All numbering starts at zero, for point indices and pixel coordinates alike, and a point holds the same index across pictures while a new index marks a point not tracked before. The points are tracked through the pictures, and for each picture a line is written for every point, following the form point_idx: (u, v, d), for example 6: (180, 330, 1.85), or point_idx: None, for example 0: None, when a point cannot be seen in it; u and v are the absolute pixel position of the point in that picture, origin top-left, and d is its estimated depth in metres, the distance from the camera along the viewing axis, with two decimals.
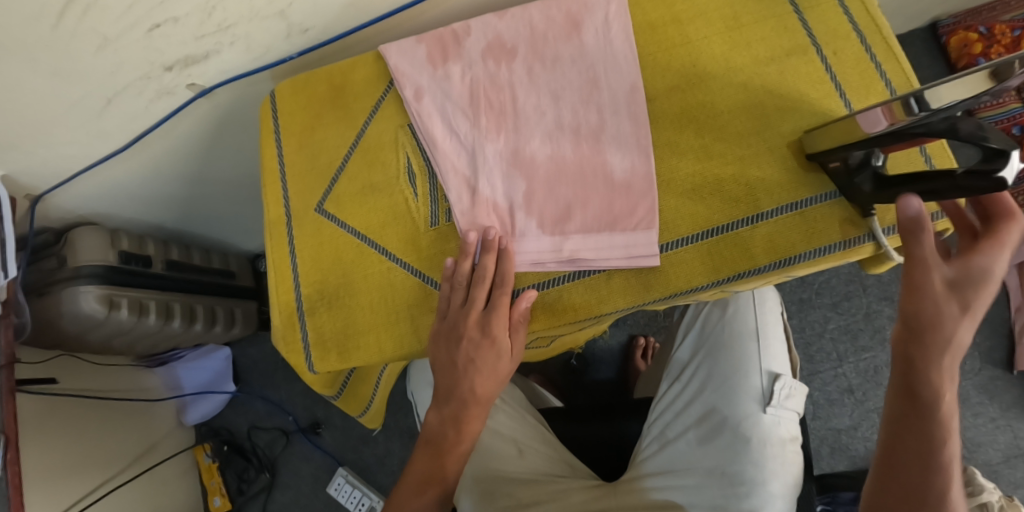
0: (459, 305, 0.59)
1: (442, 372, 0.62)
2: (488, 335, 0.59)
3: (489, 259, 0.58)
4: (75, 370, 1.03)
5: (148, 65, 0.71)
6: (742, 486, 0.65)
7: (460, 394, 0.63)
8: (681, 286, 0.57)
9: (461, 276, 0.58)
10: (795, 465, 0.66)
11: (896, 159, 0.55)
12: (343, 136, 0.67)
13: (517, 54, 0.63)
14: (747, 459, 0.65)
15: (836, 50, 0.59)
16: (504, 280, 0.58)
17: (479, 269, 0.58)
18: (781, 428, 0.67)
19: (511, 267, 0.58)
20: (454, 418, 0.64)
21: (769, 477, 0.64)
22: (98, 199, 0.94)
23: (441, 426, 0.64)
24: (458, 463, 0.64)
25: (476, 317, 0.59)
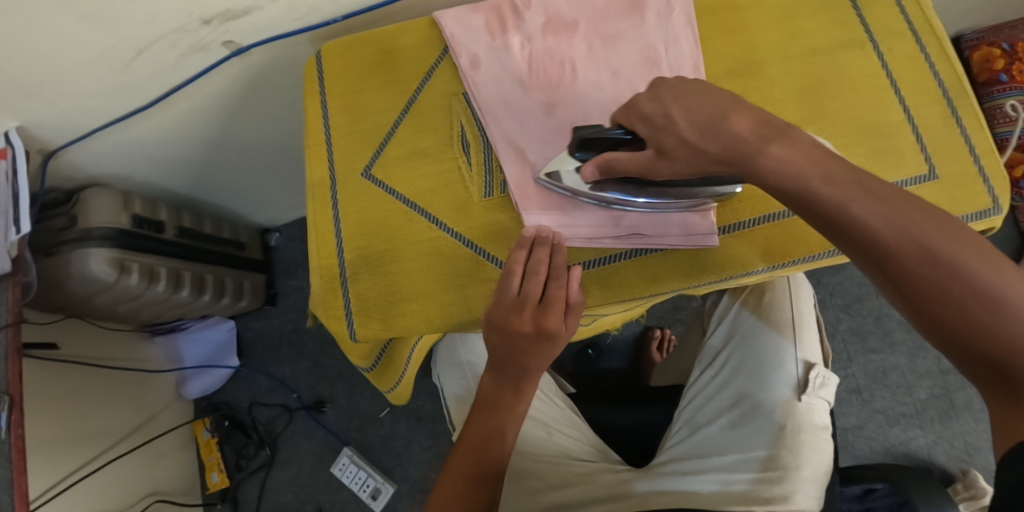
0: (511, 300, 0.54)
1: (496, 353, 0.57)
2: (544, 332, 0.54)
3: (543, 252, 0.54)
4: (76, 335, 1.00)
5: (186, 17, 0.69)
6: (774, 471, 0.65)
7: (515, 372, 0.58)
8: (736, 269, 0.56)
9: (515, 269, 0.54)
10: (826, 453, 0.67)
11: (944, 159, 0.58)
12: (392, 100, 0.65)
13: (577, 29, 0.63)
14: (778, 445, 0.66)
15: (890, 46, 0.60)
16: (560, 273, 0.54)
17: (532, 264, 0.54)
18: (813, 414, 0.68)
19: (564, 259, 0.55)
20: (511, 389, 0.59)
21: (801, 463, 0.65)
22: (112, 158, 0.90)
23: (498, 388, 0.60)
24: (518, 423, 0.60)
25: (531, 311, 0.54)
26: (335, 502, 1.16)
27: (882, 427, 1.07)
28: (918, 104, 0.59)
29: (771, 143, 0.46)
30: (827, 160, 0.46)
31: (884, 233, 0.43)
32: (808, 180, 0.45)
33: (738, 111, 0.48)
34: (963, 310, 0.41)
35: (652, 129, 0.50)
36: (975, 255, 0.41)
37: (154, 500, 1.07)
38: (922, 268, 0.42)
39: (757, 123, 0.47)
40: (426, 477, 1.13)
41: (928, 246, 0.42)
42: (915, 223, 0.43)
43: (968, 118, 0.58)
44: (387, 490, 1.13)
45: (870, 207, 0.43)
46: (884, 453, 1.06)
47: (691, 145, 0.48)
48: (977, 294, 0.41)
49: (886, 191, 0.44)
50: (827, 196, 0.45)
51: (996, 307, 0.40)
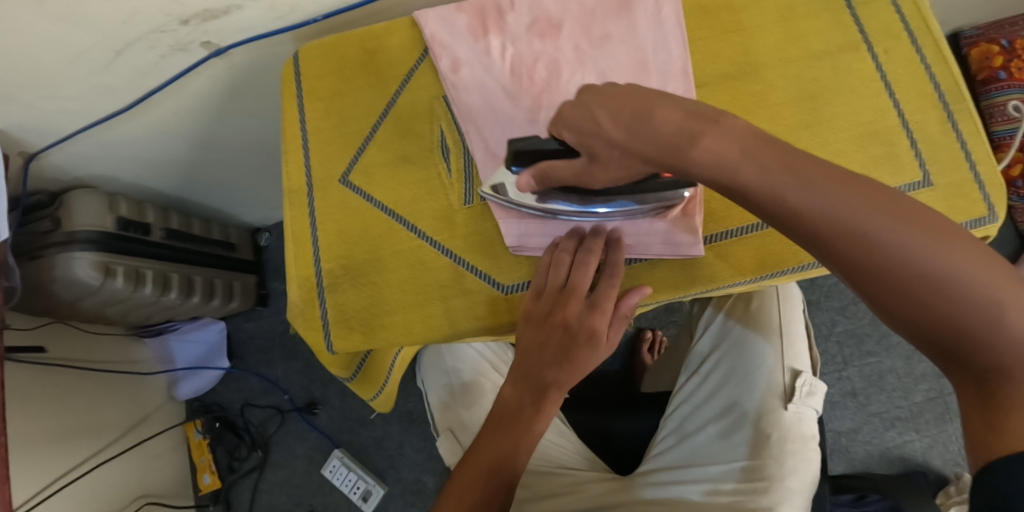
0: (554, 291, 0.54)
1: (528, 353, 0.56)
2: (583, 329, 0.53)
3: (597, 243, 0.53)
4: (65, 337, 0.99)
5: (164, 18, 0.67)
6: (761, 482, 0.63)
7: (537, 382, 0.56)
8: (723, 280, 0.55)
9: (561, 260, 0.54)
10: (814, 463, 0.65)
11: (942, 165, 0.56)
12: (373, 104, 0.64)
13: (564, 30, 0.61)
14: (766, 455, 0.64)
15: (888, 48, 0.58)
16: (613, 270, 0.53)
17: (582, 253, 0.53)
18: (801, 423, 0.66)
19: (621, 257, 0.53)
20: (532, 403, 0.56)
21: (787, 474, 0.63)
22: (96, 159, 0.89)
23: (517, 401, 0.57)
24: (536, 441, 0.57)
25: (572, 305, 0.53)
26: (328, 503, 1.16)
27: (878, 431, 1.06)
28: (915, 108, 0.57)
29: (700, 136, 0.42)
30: (762, 150, 0.41)
31: (820, 222, 0.40)
32: (742, 173, 0.41)
33: (662, 103, 0.43)
34: (915, 295, 0.38)
35: (580, 135, 0.47)
36: (920, 233, 0.38)
37: (145, 502, 1.07)
38: (866, 255, 0.39)
39: (686, 113, 0.43)
40: (418, 480, 1.13)
41: (869, 232, 0.39)
42: (845, 203, 0.39)
43: (965, 124, 0.56)
44: (377, 493, 1.12)
45: (806, 194, 0.40)
46: (879, 456, 1.05)
47: (620, 145, 0.45)
48: (925, 274, 0.38)
49: (817, 172, 0.40)
50: (762, 187, 0.41)
51: (945, 289, 0.37)
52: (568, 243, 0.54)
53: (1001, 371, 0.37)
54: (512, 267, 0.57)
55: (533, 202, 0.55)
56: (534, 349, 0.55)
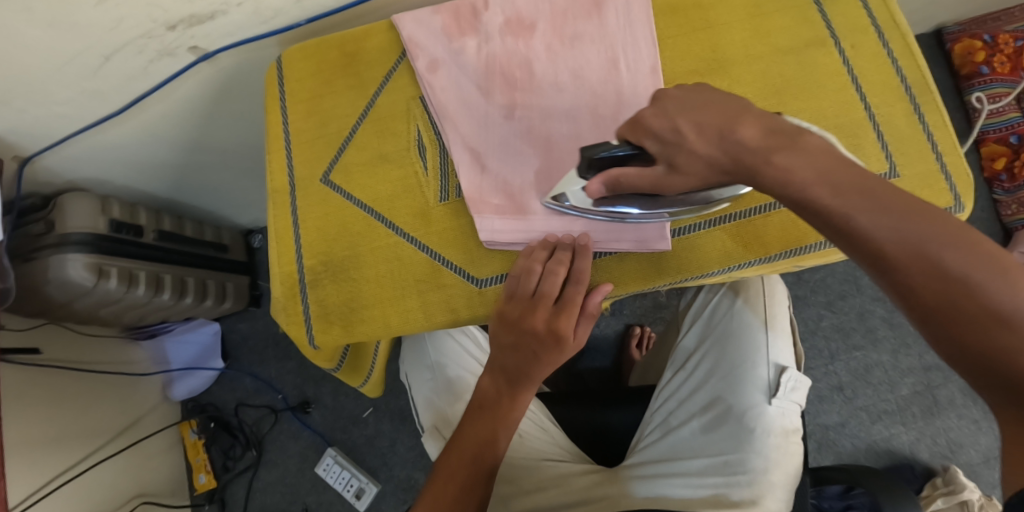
0: (523, 298, 0.56)
1: (504, 352, 0.59)
2: (552, 333, 0.56)
3: (564, 254, 0.55)
4: (60, 339, 1.00)
5: (150, 23, 0.69)
6: (743, 475, 0.64)
7: (512, 377, 0.60)
8: (691, 272, 0.56)
9: (530, 271, 0.55)
10: (795, 457, 0.66)
11: (908, 156, 0.57)
12: (352, 105, 0.65)
13: (536, 30, 0.62)
14: (749, 449, 0.65)
15: (855, 43, 0.59)
16: (579, 278, 0.55)
17: (552, 263, 0.55)
18: (784, 418, 0.67)
19: (588, 265, 0.55)
20: (507, 396, 0.60)
21: (769, 467, 0.64)
22: (88, 163, 0.91)
23: (494, 396, 0.61)
24: (512, 434, 0.60)
25: (542, 312, 0.56)
26: (321, 501, 1.17)
27: (865, 424, 1.06)
28: (881, 102, 0.58)
29: (778, 152, 0.45)
30: (839, 171, 0.43)
31: (890, 243, 0.40)
32: (814, 192, 0.43)
33: (743, 122, 0.47)
34: (973, 325, 0.38)
35: (662, 144, 0.49)
36: (988, 267, 0.38)
37: (140, 502, 1.08)
38: (931, 279, 0.39)
39: (764, 130, 0.47)
40: (410, 477, 1.14)
41: (941, 260, 0.39)
42: (914, 228, 0.40)
43: (931, 116, 0.57)
44: (370, 490, 1.13)
45: (879, 217, 0.41)
46: (866, 449, 1.06)
47: (702, 158, 0.48)
48: (986, 304, 0.37)
49: (893, 199, 0.41)
50: (834, 206, 0.42)
51: (1005, 322, 0.37)
52: (536, 254, 0.55)
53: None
54: (487, 262, 0.59)
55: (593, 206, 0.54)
56: (508, 349, 0.58)
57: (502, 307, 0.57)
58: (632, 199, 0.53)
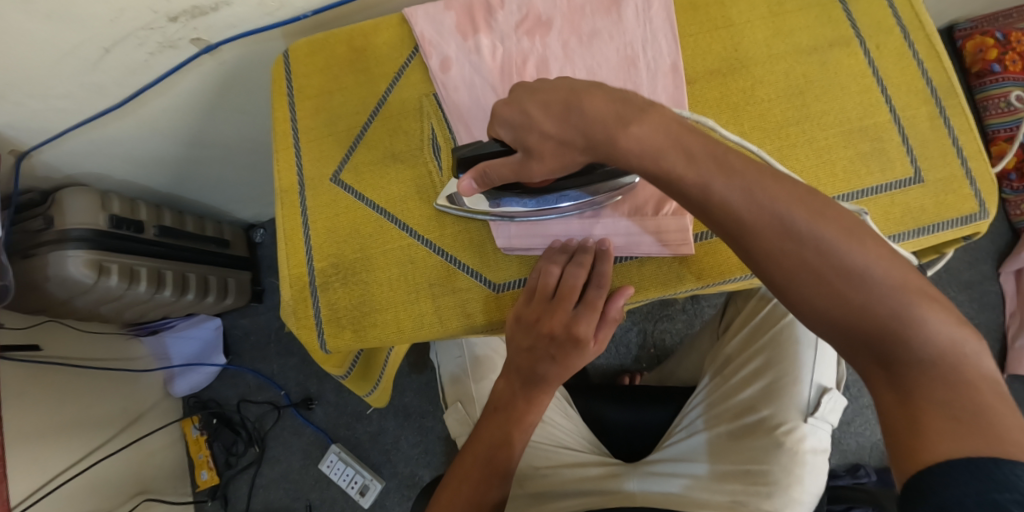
0: (542, 301, 0.55)
1: (520, 355, 0.59)
2: (573, 336, 0.56)
3: (586, 258, 0.54)
4: (60, 336, 0.99)
5: (152, 15, 0.67)
6: (765, 487, 0.62)
7: (529, 379, 0.60)
8: (713, 277, 0.54)
9: (548, 274, 0.54)
10: (820, 476, 0.64)
11: (931, 160, 0.56)
12: (363, 102, 0.64)
13: (553, 28, 0.60)
14: (776, 461, 0.63)
15: (878, 43, 0.58)
16: (601, 281, 0.54)
17: (572, 266, 0.54)
18: (815, 439, 0.65)
19: (609, 267, 0.54)
20: (523, 398, 0.60)
21: (793, 483, 0.62)
22: (87, 158, 0.89)
23: (510, 397, 0.61)
24: (527, 437, 0.61)
25: (563, 316, 0.55)
26: (325, 498, 1.17)
27: (870, 423, 1.07)
28: (906, 104, 0.57)
29: (629, 124, 0.44)
30: (686, 138, 0.44)
31: (747, 208, 0.42)
32: (667, 160, 0.44)
33: (591, 94, 0.45)
34: (828, 286, 0.41)
35: (513, 129, 0.48)
36: (837, 231, 0.41)
37: (143, 499, 1.07)
38: (786, 244, 0.42)
39: (613, 101, 0.45)
40: (414, 474, 1.14)
41: (792, 225, 0.42)
42: (768, 194, 0.43)
43: (956, 119, 0.56)
44: (375, 487, 1.13)
45: (729, 184, 0.43)
46: (870, 448, 1.06)
47: (553, 137, 0.47)
48: (838, 265, 0.41)
49: (746, 167, 0.43)
50: (688, 176, 0.44)
51: (854, 279, 0.40)
52: (558, 258, 0.54)
53: (912, 364, 0.39)
54: (503, 266, 0.57)
55: (486, 207, 0.56)
56: (524, 351, 0.58)
57: (519, 310, 0.56)
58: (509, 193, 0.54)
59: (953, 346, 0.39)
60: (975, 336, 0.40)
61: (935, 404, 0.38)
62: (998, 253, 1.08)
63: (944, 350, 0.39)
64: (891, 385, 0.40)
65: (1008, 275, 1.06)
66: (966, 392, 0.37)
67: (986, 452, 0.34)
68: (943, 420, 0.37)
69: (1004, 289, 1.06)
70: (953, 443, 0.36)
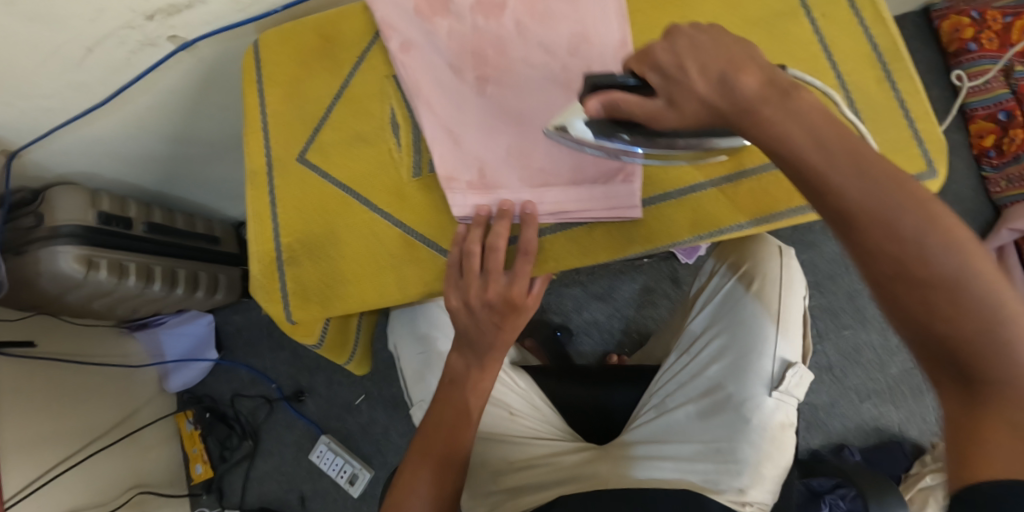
0: (473, 279, 0.57)
1: (464, 329, 0.61)
2: (511, 304, 0.57)
3: (503, 226, 0.56)
4: (53, 333, 1.01)
5: (130, 13, 0.69)
6: (733, 464, 0.65)
7: (479, 350, 0.62)
8: (661, 241, 0.55)
9: (474, 249, 0.56)
10: (788, 450, 0.66)
11: (878, 121, 0.57)
12: (328, 85, 0.66)
13: (507, 7, 0.61)
14: (742, 439, 0.66)
15: (825, 12, 0.59)
16: (525, 248, 0.56)
17: (491, 237, 0.56)
18: (782, 413, 0.67)
19: (535, 233, 0.55)
20: (476, 366, 0.63)
21: (761, 459, 0.65)
22: (77, 157, 0.92)
23: (465, 371, 0.63)
24: (483, 400, 0.64)
25: (497, 287, 0.57)
26: (317, 489, 1.18)
27: (854, 404, 1.07)
28: (851, 70, 0.58)
29: (768, 106, 0.42)
30: (825, 128, 0.40)
31: (862, 205, 0.39)
32: (796, 144, 0.40)
33: (747, 67, 0.43)
34: (928, 302, 0.38)
35: (663, 78, 0.46)
36: (948, 241, 0.38)
37: (137, 493, 1.10)
38: (892, 247, 0.38)
39: (763, 81, 0.42)
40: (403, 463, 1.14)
41: (908, 233, 0.38)
42: (890, 191, 0.39)
43: (903, 83, 0.57)
44: (364, 476, 1.15)
45: (850, 176, 0.39)
46: (855, 428, 1.06)
47: (703, 100, 0.44)
48: (942, 278, 0.38)
49: (871, 161, 0.39)
50: (813, 160, 0.40)
51: (953, 294, 0.37)
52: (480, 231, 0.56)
53: (993, 383, 0.37)
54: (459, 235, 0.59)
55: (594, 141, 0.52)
56: (471, 328, 0.60)
57: (458, 287, 0.57)
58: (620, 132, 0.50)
59: None
60: None
61: (1004, 423, 0.36)
62: (979, 232, 1.08)
63: None
64: (961, 399, 0.38)
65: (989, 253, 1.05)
66: None
67: None
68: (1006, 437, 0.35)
69: None
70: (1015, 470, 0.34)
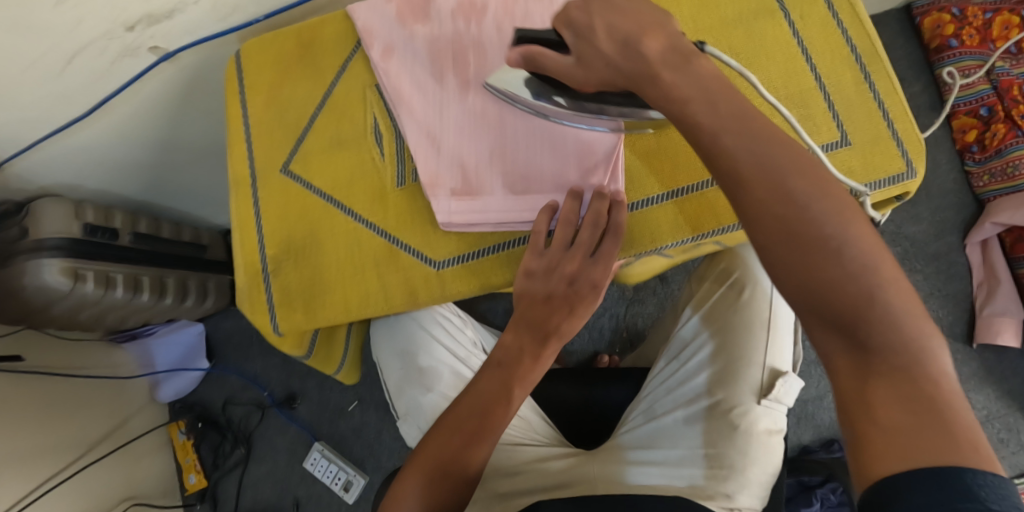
0: (558, 251, 0.55)
1: (531, 307, 0.59)
2: (586, 285, 0.56)
3: (602, 205, 0.54)
4: (40, 346, 1.00)
5: (109, 24, 0.69)
6: (721, 470, 0.66)
7: (539, 333, 0.60)
8: (646, 245, 0.56)
9: (569, 222, 0.54)
10: (775, 456, 0.67)
11: (858, 121, 0.57)
12: (310, 94, 0.66)
13: (488, 13, 0.61)
14: (730, 445, 0.67)
15: (803, 14, 0.60)
16: (615, 233, 0.54)
17: (592, 215, 0.54)
18: (770, 420, 0.68)
19: (624, 219, 0.54)
20: (529, 355, 0.61)
21: (748, 465, 0.66)
22: (61, 169, 0.91)
23: (513, 352, 0.61)
24: (525, 393, 0.62)
25: (578, 264, 0.55)
26: (311, 495, 1.18)
27: None
28: (831, 71, 0.58)
29: (665, 69, 0.44)
30: (720, 95, 0.42)
31: (748, 163, 0.39)
32: (690, 107, 0.42)
33: (653, 33, 0.45)
34: (812, 261, 0.37)
35: (575, 36, 0.48)
36: (831, 203, 0.38)
37: (130, 504, 1.09)
38: (778, 206, 0.38)
39: (667, 46, 0.44)
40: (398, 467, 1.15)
41: (793, 197, 0.38)
42: (776, 154, 0.39)
43: (882, 83, 0.58)
44: (359, 481, 1.14)
45: (737, 137, 0.40)
46: None
47: (606, 59, 0.46)
48: (825, 239, 0.37)
49: (760, 127, 0.40)
50: (704, 122, 0.41)
51: (835, 255, 0.36)
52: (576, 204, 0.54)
53: (881, 352, 0.35)
54: (442, 244, 0.59)
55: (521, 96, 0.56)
56: (536, 303, 0.59)
57: (536, 258, 0.56)
58: (546, 92, 0.53)
59: (919, 338, 0.35)
60: (940, 336, 0.35)
61: (894, 397, 0.34)
62: (963, 226, 1.09)
63: (912, 343, 0.34)
64: (854, 373, 0.35)
65: (973, 246, 1.07)
66: (931, 391, 0.33)
67: (937, 457, 0.31)
68: (897, 412, 0.33)
69: (970, 260, 1.07)
70: (908, 443, 0.32)
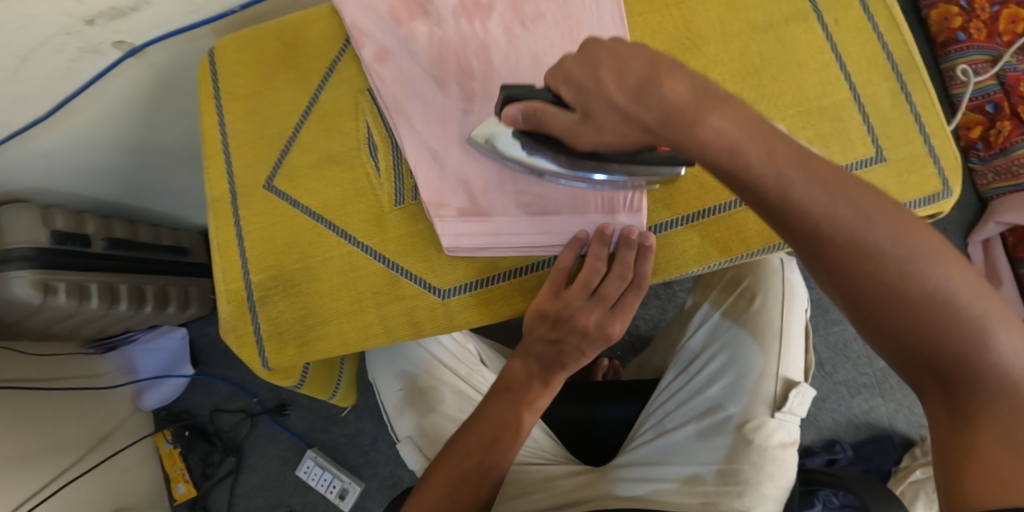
0: (579, 302, 0.52)
1: (540, 343, 0.56)
2: (604, 333, 0.54)
3: (629, 255, 0.50)
4: (16, 359, 0.94)
5: (65, 18, 0.61)
6: (736, 486, 0.62)
7: (549, 364, 0.58)
8: (669, 271, 0.52)
9: (593, 274, 0.51)
10: (791, 469, 0.64)
11: (892, 137, 0.53)
12: (295, 100, 0.60)
13: (494, 12, 0.56)
14: (744, 459, 0.63)
15: (837, 17, 0.55)
16: (640, 282, 0.51)
17: (618, 267, 0.51)
18: (783, 433, 0.65)
19: (649, 267, 0.51)
20: (539, 382, 0.58)
21: (764, 480, 0.62)
22: (24, 173, 0.83)
23: (524, 380, 0.59)
24: (537, 419, 0.59)
25: (598, 315, 0.53)
26: (306, 503, 1.15)
27: (845, 398, 1.06)
28: (866, 81, 0.54)
29: (707, 114, 0.41)
30: (763, 131, 0.41)
31: (825, 225, 0.40)
32: (744, 156, 0.41)
33: (672, 73, 0.41)
34: (906, 313, 0.40)
35: (577, 91, 0.44)
36: (920, 248, 0.40)
37: None
38: (865, 262, 0.40)
39: (694, 88, 0.41)
40: (394, 474, 1.12)
41: (884, 257, 0.40)
42: (850, 209, 0.40)
43: (919, 95, 0.53)
44: (355, 490, 1.11)
45: (811, 186, 0.40)
46: (846, 423, 1.05)
47: (622, 111, 0.42)
48: (920, 293, 0.39)
49: (829, 174, 0.41)
50: (764, 176, 0.40)
51: (929, 305, 0.39)
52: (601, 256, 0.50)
53: (979, 394, 0.40)
54: (447, 271, 0.54)
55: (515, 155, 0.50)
56: (550, 346, 0.56)
57: (557, 309, 0.52)
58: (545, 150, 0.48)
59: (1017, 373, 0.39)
60: None
61: (998, 436, 0.39)
62: (966, 224, 1.07)
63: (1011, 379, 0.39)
64: (951, 414, 0.41)
65: (975, 245, 1.04)
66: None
67: None
68: (1004, 452, 0.39)
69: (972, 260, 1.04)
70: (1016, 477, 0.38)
